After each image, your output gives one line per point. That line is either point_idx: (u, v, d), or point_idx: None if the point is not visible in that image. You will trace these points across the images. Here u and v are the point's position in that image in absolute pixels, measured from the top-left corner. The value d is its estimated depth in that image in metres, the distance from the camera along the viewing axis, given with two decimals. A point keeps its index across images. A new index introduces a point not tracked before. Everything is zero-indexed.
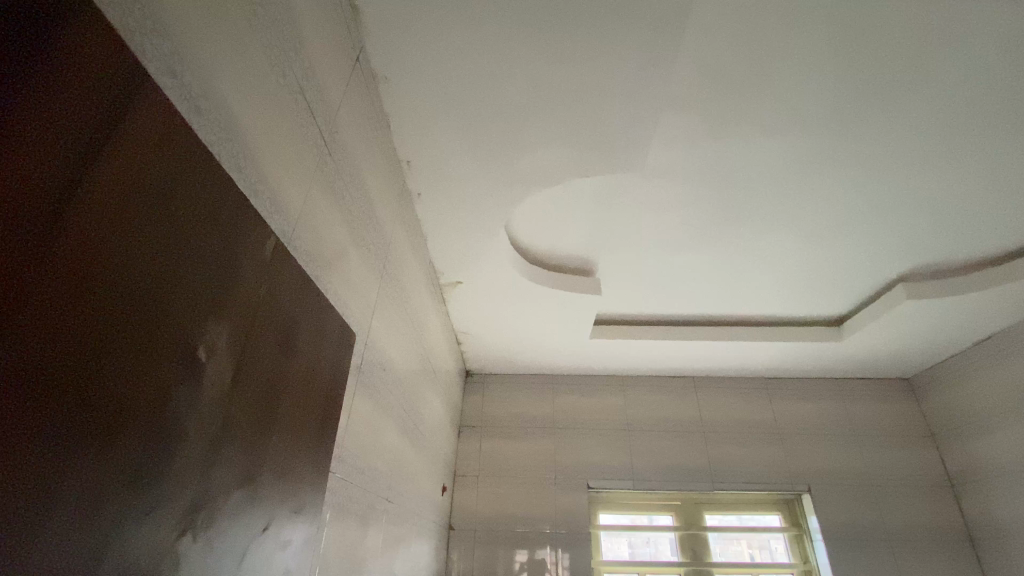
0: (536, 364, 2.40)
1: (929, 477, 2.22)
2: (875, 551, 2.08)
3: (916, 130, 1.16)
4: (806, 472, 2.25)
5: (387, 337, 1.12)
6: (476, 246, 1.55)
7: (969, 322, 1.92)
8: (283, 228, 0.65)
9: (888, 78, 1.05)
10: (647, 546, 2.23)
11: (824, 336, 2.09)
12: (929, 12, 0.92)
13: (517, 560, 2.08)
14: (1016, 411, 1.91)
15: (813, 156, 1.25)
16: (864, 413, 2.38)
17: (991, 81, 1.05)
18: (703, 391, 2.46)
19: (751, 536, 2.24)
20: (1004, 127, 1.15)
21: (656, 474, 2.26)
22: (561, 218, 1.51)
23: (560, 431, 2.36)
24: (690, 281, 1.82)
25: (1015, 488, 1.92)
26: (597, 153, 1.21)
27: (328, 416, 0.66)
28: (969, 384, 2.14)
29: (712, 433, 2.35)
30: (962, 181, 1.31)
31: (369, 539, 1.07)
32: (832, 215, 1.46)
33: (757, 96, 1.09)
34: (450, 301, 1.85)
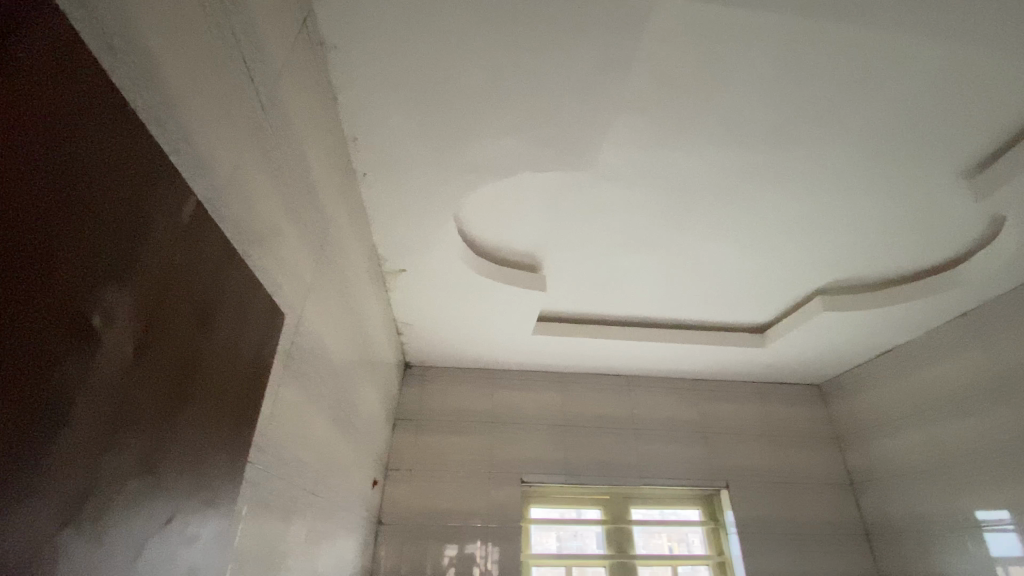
0: (478, 358, 2.38)
1: (832, 475, 2.43)
2: (783, 543, 2.24)
3: (842, 154, 1.26)
4: (727, 469, 2.39)
5: (321, 321, 1.07)
6: (424, 234, 1.51)
7: (874, 335, 2.11)
8: (208, 196, 0.59)
9: (824, 103, 1.12)
10: (574, 540, 2.29)
11: (751, 341, 2.22)
12: (861, 45, 0.99)
13: (447, 555, 2.07)
14: (909, 417, 2.13)
15: (752, 169, 1.31)
16: (780, 415, 2.56)
17: (909, 115, 1.15)
18: (637, 389, 2.55)
19: (671, 530, 2.37)
20: (915, 158, 1.27)
21: (589, 470, 2.32)
22: (512, 212, 1.50)
23: (498, 426, 2.36)
24: (632, 282, 1.87)
25: (904, 487, 2.13)
26: (552, 148, 1.21)
27: (248, 402, 0.61)
28: (871, 391, 2.35)
29: (644, 431, 2.44)
30: (877, 204, 1.43)
31: (291, 533, 1.01)
32: (766, 227, 1.54)
33: (703, 107, 1.14)
34: (393, 289, 1.79)
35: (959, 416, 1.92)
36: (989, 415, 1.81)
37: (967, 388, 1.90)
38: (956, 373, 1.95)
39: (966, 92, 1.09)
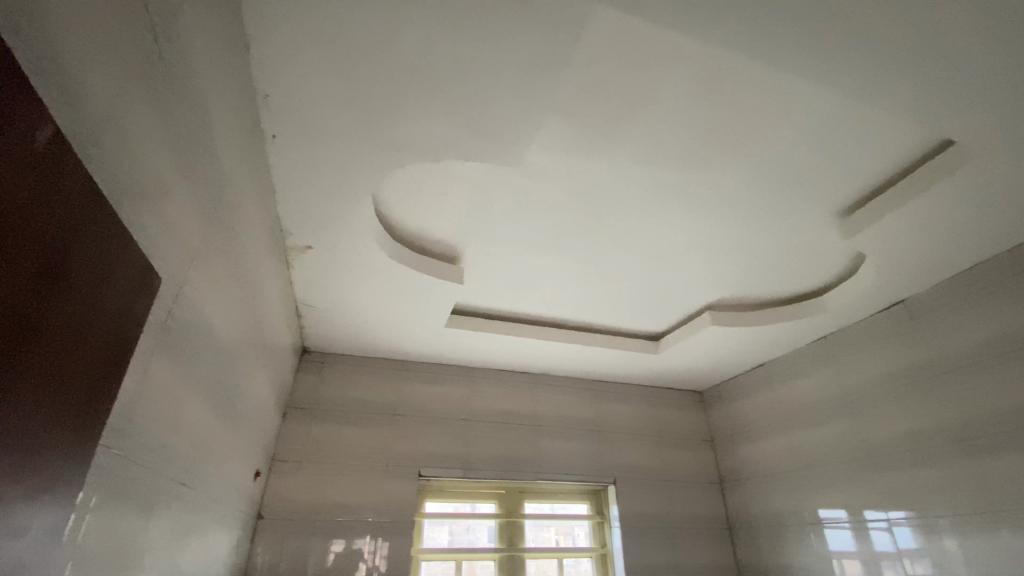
0: (384, 347, 2.29)
1: (706, 474, 2.67)
2: (659, 536, 2.42)
3: (743, 182, 1.38)
4: (616, 466, 2.53)
5: (209, 292, 0.96)
6: (337, 211, 1.42)
7: (751, 350, 2.35)
8: (79, 131, 0.50)
9: (734, 132, 1.22)
10: (465, 534, 2.29)
11: (647, 348, 2.37)
12: (766, 86, 1.10)
13: (332, 550, 1.97)
14: (773, 424, 2.40)
15: (665, 186, 1.40)
16: (667, 418, 2.76)
17: (799, 155, 1.29)
18: (541, 387, 2.61)
19: (559, 523, 2.45)
20: (799, 194, 1.43)
21: (487, 464, 2.33)
22: (435, 199, 1.46)
23: (399, 417, 2.30)
24: (546, 283, 1.91)
25: (764, 485, 2.41)
26: (481, 139, 1.20)
27: (106, 374, 0.53)
28: (744, 399, 2.61)
29: (544, 428, 2.50)
30: (765, 232, 1.60)
31: (152, 528, 0.90)
32: (672, 242, 1.65)
33: (627, 122, 1.19)
34: (296, 267, 1.66)
35: (812, 425, 2.20)
36: (835, 425, 2.10)
37: (820, 400, 2.18)
38: (813, 387, 2.23)
39: (844, 142, 1.25)
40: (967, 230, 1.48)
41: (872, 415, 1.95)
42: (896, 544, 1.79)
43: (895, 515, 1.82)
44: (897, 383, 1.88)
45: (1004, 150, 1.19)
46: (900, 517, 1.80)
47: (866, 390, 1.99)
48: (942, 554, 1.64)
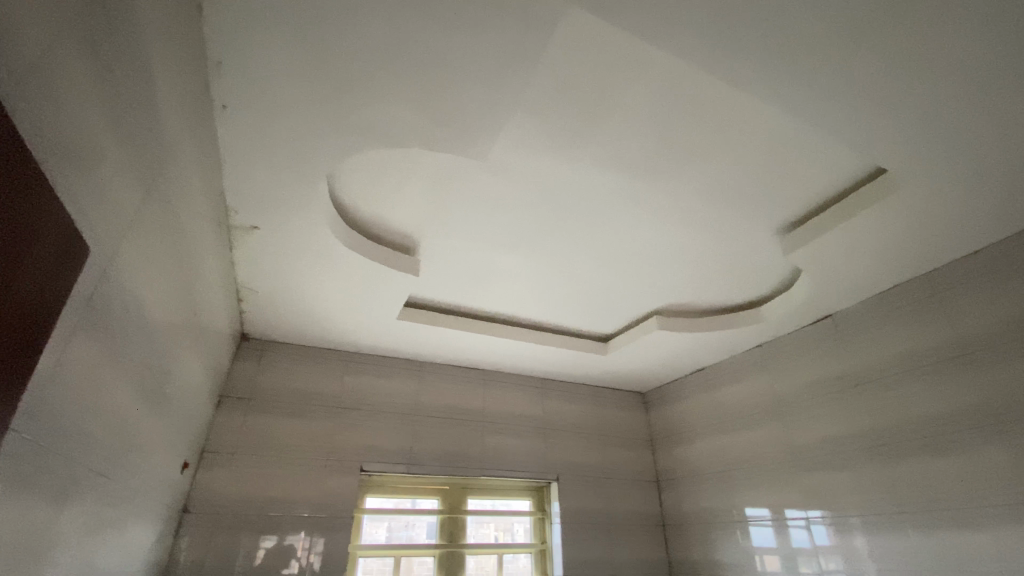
0: (330, 337, 2.22)
1: (644, 473, 2.77)
2: (597, 532, 2.49)
3: (696, 193, 1.44)
4: (560, 464, 2.57)
5: (143, 268, 0.89)
6: (288, 192, 1.35)
7: (693, 354, 2.45)
8: (5, 83, 0.45)
9: (692, 144, 1.27)
10: (404, 530, 2.25)
11: (596, 350, 2.42)
12: (722, 103, 1.15)
13: (264, 546, 1.89)
14: (709, 426, 2.52)
15: (624, 191, 1.43)
16: (611, 417, 2.83)
17: (750, 171, 1.35)
18: (490, 384, 2.61)
19: (500, 519, 2.47)
20: (746, 209, 1.50)
21: (432, 460, 2.31)
22: (393, 186, 1.42)
23: (342, 410, 2.23)
24: (502, 279, 1.91)
25: (697, 484, 2.52)
26: (446, 130, 1.18)
27: (22, 350, 0.48)
28: (683, 401, 2.72)
29: (490, 425, 2.51)
30: (713, 242, 1.67)
31: (65, 521, 0.83)
32: (627, 247, 1.69)
33: (592, 125, 1.21)
34: (240, 247, 1.57)
35: (745, 427, 2.32)
36: (765, 428, 2.22)
37: (753, 405, 2.31)
38: (747, 392, 2.35)
39: (790, 163, 1.33)
40: (891, 252, 1.61)
41: (798, 420, 2.09)
42: (813, 541, 1.93)
43: (813, 514, 1.95)
44: (821, 391, 2.02)
45: (925, 183, 1.30)
46: (817, 515, 1.93)
47: (794, 396, 2.13)
48: (853, 550, 1.78)
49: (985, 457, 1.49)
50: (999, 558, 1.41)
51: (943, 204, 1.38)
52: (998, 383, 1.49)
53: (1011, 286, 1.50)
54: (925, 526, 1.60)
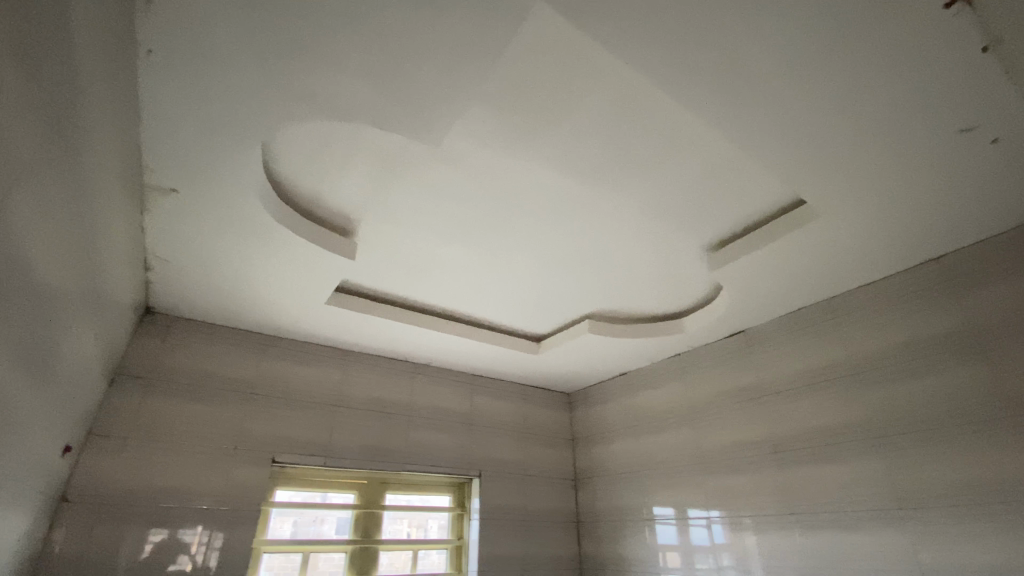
0: (249, 318, 2.06)
1: (564, 471, 2.84)
2: (515, 528, 2.51)
3: (638, 204, 1.49)
4: (482, 460, 2.57)
5: (36, 220, 0.77)
6: (217, 156, 1.24)
7: (619, 359, 2.55)
8: None
9: (639, 156, 1.31)
10: (314, 525, 2.14)
11: (528, 349, 2.45)
12: (672, 122, 1.20)
13: (154, 541, 1.72)
14: (627, 428, 2.63)
15: (571, 194, 1.45)
16: (536, 416, 2.88)
17: (689, 188, 1.42)
18: (418, 377, 2.55)
19: (418, 515, 2.42)
20: (682, 224, 1.58)
21: (351, 452, 2.22)
22: (335, 163, 1.35)
23: (257, 396, 2.08)
24: (440, 271, 1.87)
25: (611, 484, 2.62)
26: (399, 110, 1.13)
27: None
28: (605, 404, 2.82)
29: (416, 419, 2.45)
30: (648, 253, 1.74)
31: None
32: (568, 250, 1.72)
33: (546, 126, 1.22)
34: (153, 212, 1.42)
35: (660, 431, 2.45)
36: (678, 432, 2.36)
37: (668, 411, 2.44)
38: (664, 398, 2.48)
39: (724, 186, 1.41)
40: (802, 276, 1.76)
41: (708, 426, 2.23)
42: (712, 539, 2.07)
43: (713, 514, 2.09)
44: (731, 399, 2.17)
45: (835, 217, 1.44)
46: (717, 515, 2.08)
47: (706, 403, 2.27)
48: (748, 548, 1.93)
49: (864, 465, 1.67)
50: (869, 554, 1.59)
51: (848, 237, 1.54)
52: (880, 401, 1.68)
53: (899, 315, 1.70)
54: (810, 526, 1.76)
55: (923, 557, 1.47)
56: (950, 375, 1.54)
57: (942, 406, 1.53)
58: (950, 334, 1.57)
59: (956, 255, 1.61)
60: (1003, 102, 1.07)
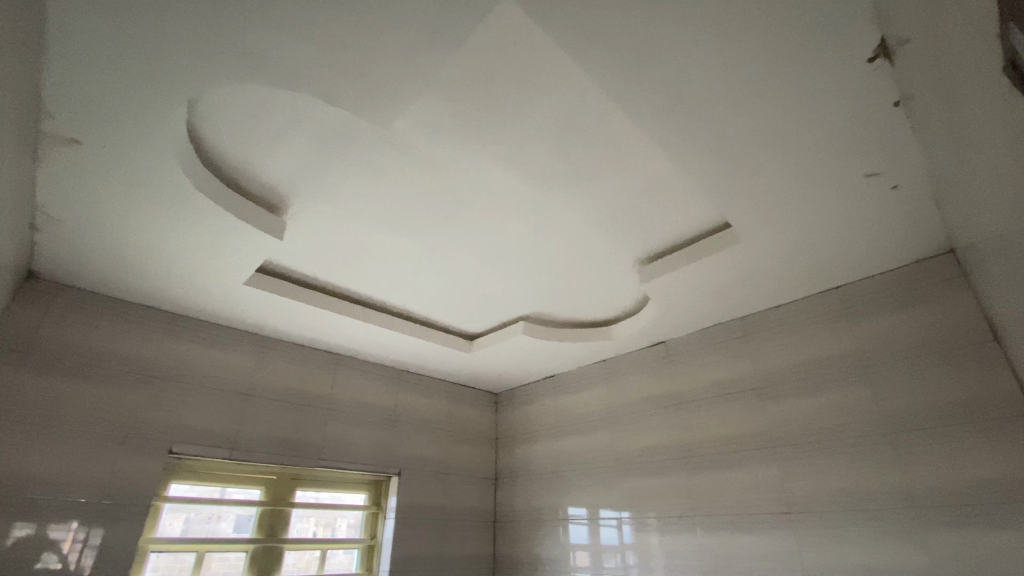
0: (156, 293, 1.88)
1: (484, 471, 2.84)
2: (431, 528, 2.47)
3: (581, 213, 1.53)
4: (403, 457, 2.51)
5: None
6: (134, 110, 1.12)
7: (548, 362, 2.60)
8: None
9: (587, 165, 1.35)
10: (210, 523, 1.98)
11: (459, 346, 2.43)
12: (620, 136, 1.25)
13: (15, 537, 1.50)
14: (550, 429, 2.68)
15: (518, 195, 1.46)
16: (461, 415, 2.86)
17: (629, 202, 1.48)
18: (341, 369, 2.45)
19: (330, 514, 2.31)
20: (619, 235, 1.64)
21: (261, 445, 2.08)
22: (272, 133, 1.26)
23: (157, 380, 1.90)
24: (376, 260, 1.81)
25: (531, 484, 2.66)
26: (348, 85, 1.08)
27: None
28: (530, 405, 2.86)
29: (336, 412, 2.35)
30: (586, 260, 1.79)
31: None
32: (509, 250, 1.73)
33: (499, 124, 1.21)
34: (48, 164, 1.25)
35: (581, 433, 2.52)
36: (598, 436, 2.44)
37: (591, 414, 2.51)
38: (587, 402, 2.56)
39: (660, 203, 1.49)
40: (721, 294, 1.89)
41: (626, 430, 2.32)
42: (620, 539, 2.16)
43: (624, 515, 2.19)
44: (649, 406, 2.28)
45: (754, 242, 1.56)
46: (628, 516, 2.17)
47: (626, 409, 2.37)
48: (652, 548, 2.03)
49: (762, 472, 1.82)
50: (760, 553, 1.73)
51: (764, 262, 1.67)
52: (780, 413, 1.84)
53: (801, 336, 1.87)
54: (710, 528, 1.89)
55: (807, 557, 1.63)
56: (838, 393, 1.72)
57: (830, 421, 1.70)
58: (843, 356, 1.75)
59: (852, 286, 1.80)
60: (902, 153, 1.22)
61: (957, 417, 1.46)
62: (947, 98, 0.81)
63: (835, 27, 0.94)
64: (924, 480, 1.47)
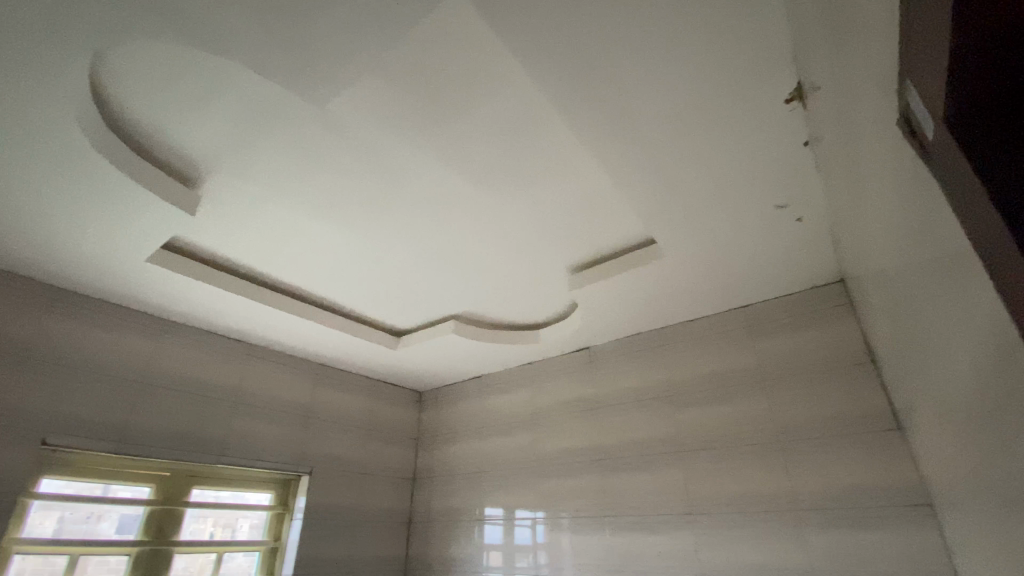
0: (37, 263, 1.66)
1: (402, 471, 2.77)
2: (342, 529, 2.37)
3: (518, 216, 1.55)
4: (316, 456, 2.39)
5: None
6: (25, 53, 0.98)
7: (475, 363, 2.59)
8: None
9: (527, 171, 1.36)
10: (88, 523, 1.77)
11: (385, 341, 2.36)
12: (559, 146, 1.28)
13: None
14: (473, 430, 2.68)
15: (456, 193, 1.44)
16: (381, 413, 2.78)
17: (564, 210, 1.52)
18: (254, 359, 2.29)
19: (230, 514, 2.15)
20: (553, 242, 1.68)
21: (154, 439, 1.90)
22: (190, 98, 1.15)
23: (31, 362, 1.67)
24: (301, 246, 1.71)
25: (449, 484, 2.64)
26: (282, 58, 1.02)
27: None
28: (454, 405, 2.84)
29: (244, 406, 2.19)
30: (520, 263, 1.81)
31: None
32: (443, 247, 1.71)
33: (441, 119, 1.19)
34: None
35: (503, 434, 2.54)
36: (519, 437, 2.47)
37: (513, 416, 2.54)
38: (511, 404, 2.58)
39: (594, 213, 1.54)
40: (644, 306, 1.99)
41: (546, 432, 2.37)
42: (534, 539, 2.20)
43: (538, 515, 2.23)
44: (570, 409, 2.34)
45: (676, 259, 1.66)
46: (542, 516, 2.21)
47: (548, 411, 2.41)
48: (563, 547, 2.09)
49: (668, 475, 1.93)
50: (662, 552, 1.83)
51: (684, 278, 1.78)
52: (688, 420, 1.96)
53: (711, 348, 2.01)
54: (619, 527, 1.97)
55: (702, 555, 1.74)
56: (740, 403, 1.86)
57: (731, 429, 1.84)
58: (745, 370, 1.90)
59: (758, 306, 1.96)
60: (807, 189, 1.35)
61: (837, 429, 1.63)
62: (848, 144, 0.90)
63: (761, 67, 1.03)
64: (806, 485, 1.63)
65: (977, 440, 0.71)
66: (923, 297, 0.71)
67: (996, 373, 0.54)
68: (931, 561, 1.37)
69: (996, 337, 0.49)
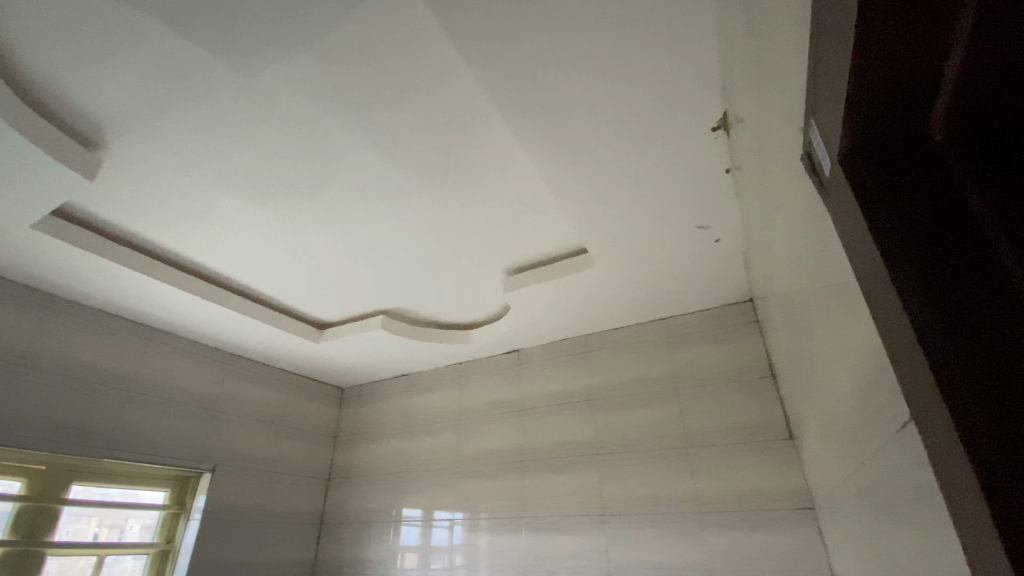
0: None
1: (316, 470, 2.65)
2: (245, 530, 2.22)
3: (456, 215, 1.53)
4: (220, 451, 2.22)
5: None
6: None
7: (402, 360, 2.54)
8: None
9: (466, 170, 1.35)
10: None
11: (306, 333, 2.25)
12: (500, 147, 1.28)
13: None
14: (395, 429, 2.62)
15: (393, 185, 1.41)
16: (298, 408, 2.64)
17: (503, 213, 1.52)
18: (155, 345, 2.10)
19: (116, 514, 1.94)
20: (489, 243, 1.68)
21: (29, 427, 1.67)
22: (96, 49, 1.03)
23: None
24: (219, 226, 1.59)
25: (366, 484, 2.56)
26: (209, 19, 0.94)
27: None
28: (377, 403, 2.76)
29: (141, 395, 2.00)
30: (454, 262, 1.79)
31: None
32: (376, 239, 1.66)
33: (381, 106, 1.15)
34: None
35: (426, 434, 2.50)
36: (442, 437, 2.44)
37: (438, 415, 2.51)
38: (437, 403, 2.55)
39: (531, 218, 1.56)
40: (573, 313, 2.04)
41: (470, 433, 2.36)
42: (451, 540, 2.18)
43: (457, 516, 2.21)
44: (495, 411, 2.34)
45: (605, 270, 1.71)
46: (461, 517, 2.20)
47: (473, 412, 2.41)
48: (480, 548, 2.09)
49: (585, 477, 1.98)
50: (575, 552, 1.88)
51: (612, 289, 1.85)
52: (607, 425, 2.03)
53: (632, 357, 2.10)
54: (535, 528, 2.00)
55: (612, 555, 1.81)
56: (656, 411, 1.95)
57: (647, 435, 1.93)
58: (662, 379, 2.00)
59: (677, 320, 2.08)
60: (726, 213, 1.44)
61: (740, 438, 1.75)
62: (763, 175, 0.97)
63: (692, 94, 1.09)
64: (710, 489, 1.74)
65: (853, 452, 0.79)
66: (815, 321, 0.77)
67: (871, 394, 0.59)
68: (812, 559, 1.51)
69: (872, 361, 0.55)
